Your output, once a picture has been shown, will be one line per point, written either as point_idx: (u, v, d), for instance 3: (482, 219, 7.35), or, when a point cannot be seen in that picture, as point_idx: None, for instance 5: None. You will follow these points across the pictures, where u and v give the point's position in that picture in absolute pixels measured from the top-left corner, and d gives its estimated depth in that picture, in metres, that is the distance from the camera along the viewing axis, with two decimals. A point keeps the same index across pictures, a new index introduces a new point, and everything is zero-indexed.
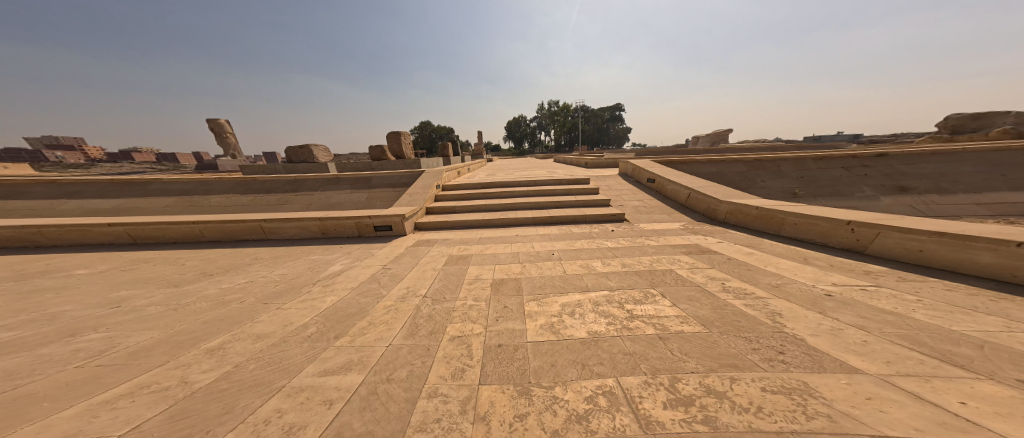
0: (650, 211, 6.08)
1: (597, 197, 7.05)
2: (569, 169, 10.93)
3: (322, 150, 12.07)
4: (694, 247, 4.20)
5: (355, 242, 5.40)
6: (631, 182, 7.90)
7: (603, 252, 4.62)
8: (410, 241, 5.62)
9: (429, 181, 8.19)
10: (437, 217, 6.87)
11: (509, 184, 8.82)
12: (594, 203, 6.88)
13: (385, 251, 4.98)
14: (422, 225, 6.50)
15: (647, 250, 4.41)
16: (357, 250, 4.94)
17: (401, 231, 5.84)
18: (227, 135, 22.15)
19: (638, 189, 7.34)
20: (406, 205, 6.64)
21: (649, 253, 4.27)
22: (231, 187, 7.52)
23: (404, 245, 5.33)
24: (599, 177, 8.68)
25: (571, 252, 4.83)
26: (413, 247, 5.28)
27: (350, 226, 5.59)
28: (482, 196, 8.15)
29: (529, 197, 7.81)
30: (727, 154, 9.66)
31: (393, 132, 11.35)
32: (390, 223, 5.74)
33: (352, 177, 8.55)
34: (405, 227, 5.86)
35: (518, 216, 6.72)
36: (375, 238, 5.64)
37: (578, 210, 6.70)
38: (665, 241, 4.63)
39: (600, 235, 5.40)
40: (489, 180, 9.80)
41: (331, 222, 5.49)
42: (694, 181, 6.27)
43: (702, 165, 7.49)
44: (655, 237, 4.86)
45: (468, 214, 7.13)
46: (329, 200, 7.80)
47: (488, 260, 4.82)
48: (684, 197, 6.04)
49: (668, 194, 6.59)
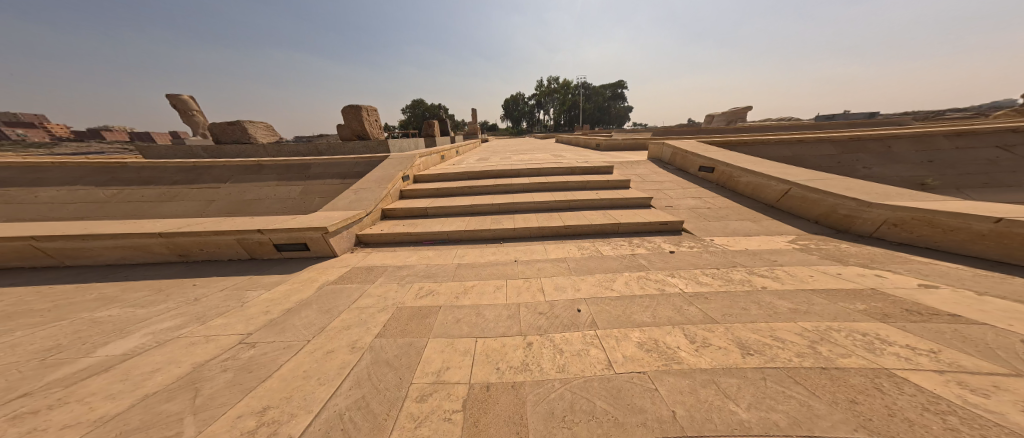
0: (718, 219, 3.98)
1: (632, 194, 4.88)
2: (578, 153, 8.62)
3: (262, 127, 9.41)
4: (886, 301, 2.13)
5: (231, 274, 3.12)
6: (673, 171, 5.77)
7: (676, 304, 2.65)
8: (341, 272, 3.38)
9: (393, 168, 5.77)
10: (396, 226, 4.60)
11: (502, 173, 6.51)
12: (627, 204, 4.74)
13: (273, 300, 2.74)
14: (369, 239, 4.22)
15: (775, 306, 2.32)
16: (226, 297, 2.71)
17: (325, 251, 3.60)
18: (194, 112, 19.00)
19: (690, 181, 5.26)
20: (345, 206, 4.30)
21: (786, 318, 2.17)
22: (79, 174, 5.02)
23: (320, 285, 3.09)
24: (624, 164, 6.45)
25: (608, 305, 2.81)
26: (338, 289, 3.08)
27: (234, 246, 3.31)
28: (466, 192, 5.85)
29: (531, 194, 5.55)
30: (790, 133, 7.51)
31: (350, 105, 8.39)
32: (306, 241, 3.48)
33: (281, 163, 6.06)
34: (333, 246, 3.62)
35: (517, 225, 4.54)
36: (277, 265, 3.36)
37: (607, 215, 4.53)
38: (799, 278, 2.61)
39: (655, 265, 3.33)
40: (477, 167, 7.45)
41: (186, 240, 3.15)
42: (788, 171, 4.23)
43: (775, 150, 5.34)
44: (769, 267, 2.85)
45: (443, 221, 4.88)
46: (240, 196, 5.38)
47: (464, 323, 2.71)
48: (778, 196, 4.08)
49: (741, 188, 4.60)
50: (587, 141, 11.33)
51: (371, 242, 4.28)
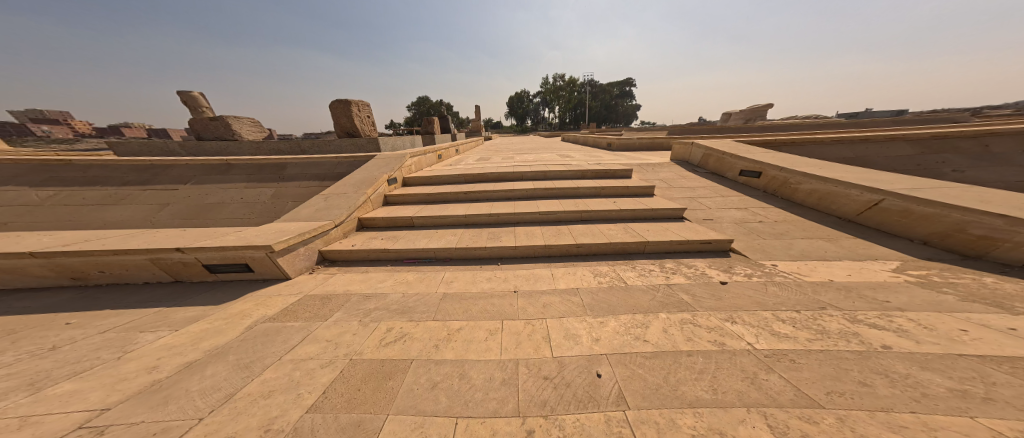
0: (771, 240, 3.16)
1: (659, 203, 4.05)
2: (588, 153, 7.81)
3: (247, 122, 8.73)
4: None
5: (130, 307, 2.41)
6: (712, 179, 5.18)
7: (734, 375, 1.82)
8: (299, 307, 2.68)
9: (377, 170, 5.02)
10: (376, 240, 3.87)
11: (503, 176, 5.72)
12: (652, 216, 3.92)
13: (165, 349, 2.01)
14: (336, 255, 3.53)
15: (924, 384, 1.53)
16: (126, 345, 2.01)
17: (270, 271, 2.94)
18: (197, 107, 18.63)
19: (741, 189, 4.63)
20: (309, 216, 3.56)
21: (958, 410, 1.37)
22: (19, 174, 4.43)
23: (263, 326, 2.38)
24: (644, 166, 5.59)
25: (639, 364, 2.03)
26: (284, 331, 2.37)
27: (156, 266, 2.68)
28: (462, 198, 5.07)
29: (537, 202, 4.75)
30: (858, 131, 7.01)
31: (337, 99, 7.54)
32: (242, 261, 2.79)
33: (253, 162, 5.31)
34: (279, 267, 2.94)
35: (520, 241, 3.80)
36: (199, 295, 2.64)
37: (630, 229, 3.71)
38: (945, 335, 1.79)
39: (701, 304, 2.52)
40: (475, 168, 6.68)
41: (75, 261, 2.53)
42: (873, 180, 3.52)
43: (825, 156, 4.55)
44: (882, 313, 2.04)
45: (431, 233, 4.13)
46: (197, 197, 4.64)
47: (438, 388, 1.96)
48: (863, 208, 3.40)
49: (807, 199, 3.97)
50: (597, 141, 10.49)
51: (342, 259, 3.57)
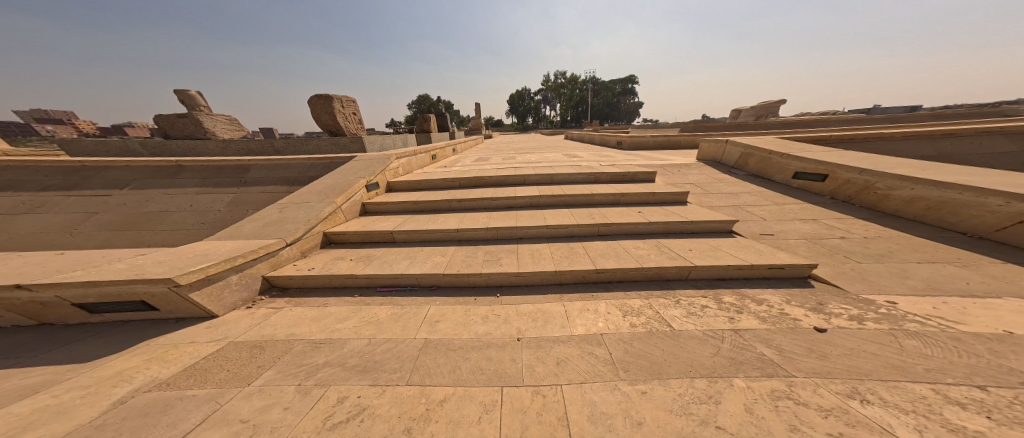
0: (848, 271, 2.46)
1: (696, 215, 3.31)
2: (599, 153, 7.04)
3: (222, 120, 7.91)
4: None
5: None
6: (783, 189, 4.67)
7: None
8: (222, 366, 1.92)
9: (354, 173, 4.25)
10: (345, 261, 3.10)
11: (504, 180, 4.93)
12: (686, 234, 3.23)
13: None
14: (286, 283, 2.77)
15: None
16: None
17: (172, 309, 2.16)
18: None
19: (816, 201, 4.15)
20: (251, 233, 2.78)
21: None
22: None
23: (152, 401, 1.62)
24: (667, 167, 4.82)
25: None
26: (180, 412, 1.61)
27: (30, 304, 2.02)
28: (456, 207, 4.29)
29: (544, 212, 3.99)
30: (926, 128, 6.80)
31: (315, 94, 6.68)
32: (125, 297, 2.03)
33: (207, 162, 4.45)
34: (182, 303, 2.15)
35: (526, 266, 3.06)
36: (63, 349, 1.93)
37: (660, 251, 2.98)
38: None
39: (798, 366, 1.70)
40: (473, 169, 5.90)
41: None
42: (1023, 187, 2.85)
43: (883, 165, 3.99)
44: None
45: (414, 252, 3.36)
46: (130, 204, 3.84)
47: None
48: (1004, 222, 2.79)
49: (919, 212, 3.37)
50: (605, 140, 9.73)
51: (302, 288, 2.84)
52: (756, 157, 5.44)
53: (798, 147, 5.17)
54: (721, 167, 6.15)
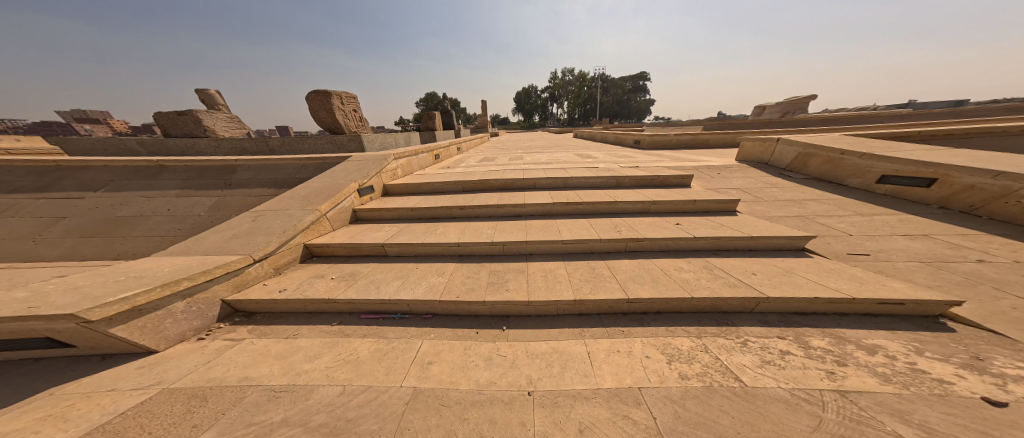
0: (1003, 314, 1.85)
1: (742, 235, 2.75)
2: (616, 152, 6.42)
3: (223, 117, 7.53)
4: None
5: None
6: (877, 198, 4.02)
7: None
8: (139, 426, 1.44)
9: (345, 176, 3.81)
10: (325, 280, 2.65)
11: (512, 183, 4.40)
12: (732, 257, 2.70)
13: None
14: (250, 307, 2.32)
15: None
16: None
17: (92, 346, 1.74)
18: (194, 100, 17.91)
19: (920, 211, 3.53)
20: (212, 247, 2.34)
21: None
22: None
23: None
24: (701, 170, 4.20)
25: None
26: None
27: None
28: (461, 215, 3.83)
29: (558, 223, 3.46)
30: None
31: (313, 89, 6.29)
32: (27, 333, 1.62)
33: (190, 161, 4.06)
34: (99, 341, 1.71)
35: (543, 290, 2.57)
36: None
37: (701, 282, 2.45)
38: None
39: None
40: (480, 171, 5.42)
41: None
42: None
43: (994, 167, 3.25)
44: None
45: (406, 271, 2.91)
46: (101, 208, 3.46)
47: None
48: None
49: None
50: (619, 138, 9.06)
51: (271, 313, 2.40)
52: (825, 158, 4.85)
53: (896, 146, 4.46)
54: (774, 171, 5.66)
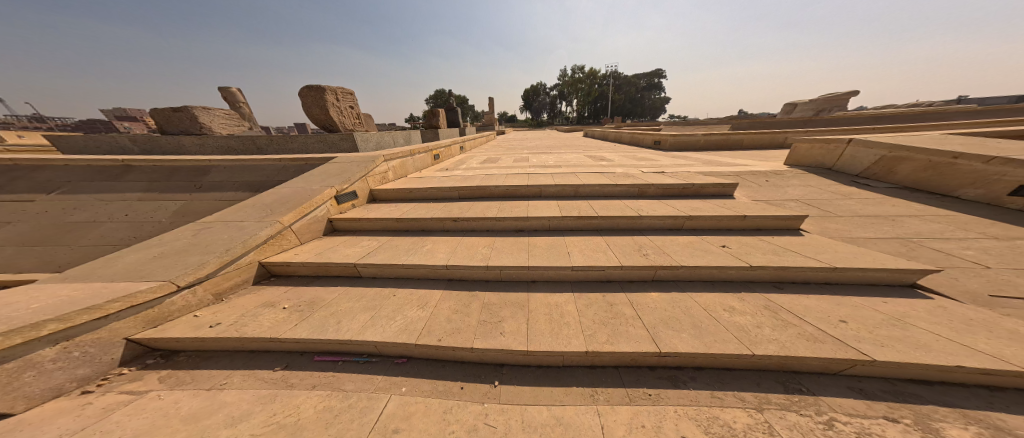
0: None
1: (815, 267, 2.06)
2: (634, 155, 5.75)
3: (221, 115, 7.16)
4: None
5: None
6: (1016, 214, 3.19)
7: None
8: None
9: (322, 180, 3.36)
10: (276, 310, 2.18)
11: (515, 190, 3.81)
12: (800, 295, 2.00)
13: None
14: (166, 346, 1.86)
15: None
16: None
17: None
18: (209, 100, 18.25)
19: None
20: (127, 270, 1.91)
21: None
22: None
23: None
24: (743, 177, 3.49)
25: None
26: None
27: None
28: (455, 227, 3.30)
29: (567, 242, 2.88)
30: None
31: (307, 85, 5.86)
32: None
33: (155, 161, 3.64)
34: None
35: (547, 334, 2.00)
36: None
37: (759, 331, 1.76)
38: None
39: None
40: (481, 173, 4.88)
41: None
42: None
43: None
44: None
45: (379, 301, 2.43)
46: (54, 216, 3.13)
47: None
48: None
49: None
50: (636, 139, 8.34)
51: (197, 352, 1.92)
52: (926, 163, 4.02)
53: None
54: (849, 179, 4.86)
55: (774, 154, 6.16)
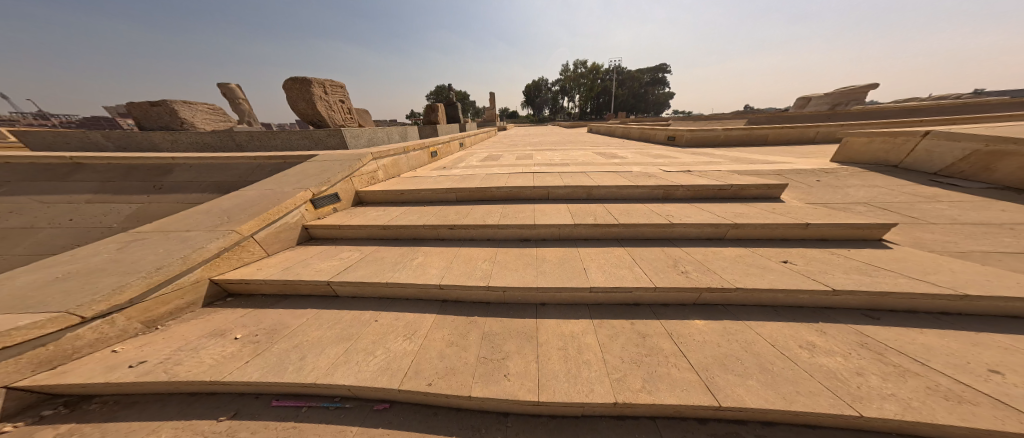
0: None
1: (924, 292, 1.54)
2: (649, 151, 5.30)
3: (204, 110, 6.72)
4: None
5: None
6: None
7: None
8: None
9: (294, 183, 2.99)
10: (225, 341, 1.85)
11: (519, 191, 3.35)
12: (917, 330, 1.46)
13: None
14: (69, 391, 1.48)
15: None
16: None
17: None
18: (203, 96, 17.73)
19: None
20: (20, 298, 1.57)
21: None
22: None
23: None
24: (783, 176, 3.03)
25: None
26: None
27: None
28: (455, 236, 2.87)
29: (582, 254, 2.44)
30: None
31: (291, 77, 5.41)
32: None
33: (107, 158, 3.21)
34: None
35: (564, 377, 1.56)
36: None
37: (861, 380, 1.27)
38: None
39: None
40: (482, 172, 4.43)
41: None
42: None
43: None
44: None
45: (358, 329, 2.03)
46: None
47: None
48: None
49: None
50: (647, 135, 7.88)
51: (115, 397, 1.53)
52: None
53: None
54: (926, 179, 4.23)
55: (803, 151, 5.67)
